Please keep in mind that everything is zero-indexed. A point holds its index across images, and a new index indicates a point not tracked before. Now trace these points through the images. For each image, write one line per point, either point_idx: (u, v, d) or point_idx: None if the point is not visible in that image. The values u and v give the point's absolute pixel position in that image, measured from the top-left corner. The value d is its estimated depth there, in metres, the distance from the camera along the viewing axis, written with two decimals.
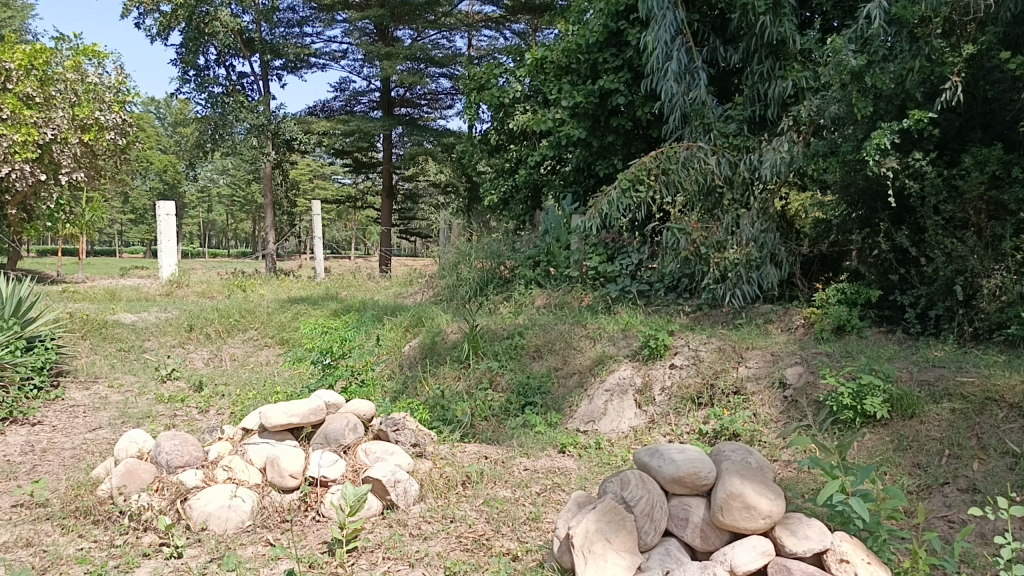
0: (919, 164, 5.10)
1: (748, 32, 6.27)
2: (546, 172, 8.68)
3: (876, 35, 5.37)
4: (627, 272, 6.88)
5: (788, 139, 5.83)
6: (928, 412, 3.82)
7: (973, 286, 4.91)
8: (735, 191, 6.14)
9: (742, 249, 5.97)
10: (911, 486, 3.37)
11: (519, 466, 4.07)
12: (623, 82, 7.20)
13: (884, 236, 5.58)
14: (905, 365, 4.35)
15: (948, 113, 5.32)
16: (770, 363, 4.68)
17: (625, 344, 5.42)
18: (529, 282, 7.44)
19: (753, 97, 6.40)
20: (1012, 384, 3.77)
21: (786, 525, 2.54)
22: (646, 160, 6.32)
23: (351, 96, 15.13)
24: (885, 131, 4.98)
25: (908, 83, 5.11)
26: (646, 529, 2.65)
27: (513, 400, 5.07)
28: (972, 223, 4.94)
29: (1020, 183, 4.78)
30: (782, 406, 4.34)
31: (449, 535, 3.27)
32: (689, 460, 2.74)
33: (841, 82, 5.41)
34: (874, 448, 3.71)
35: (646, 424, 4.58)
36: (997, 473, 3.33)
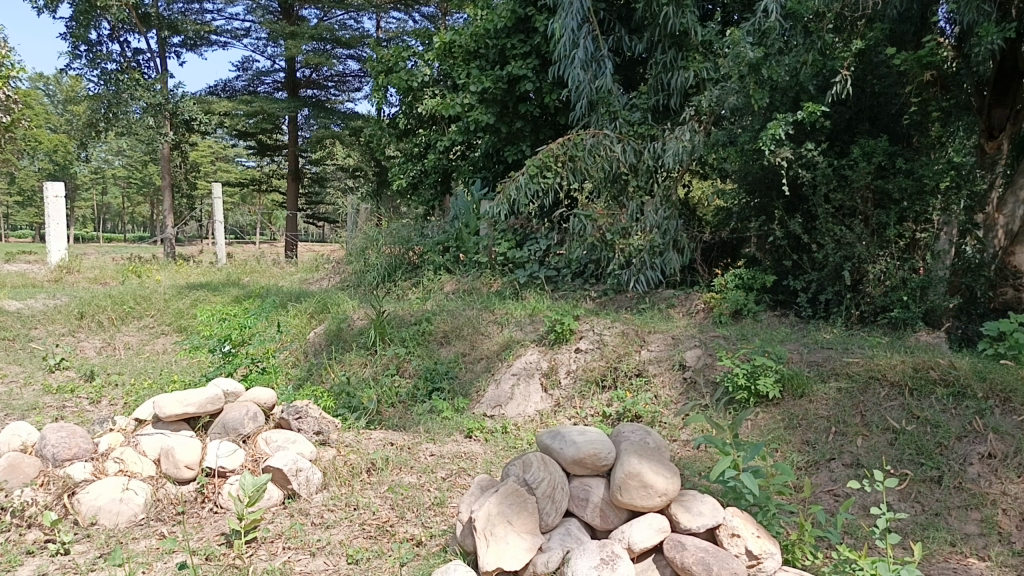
0: (811, 154, 5.27)
1: (652, 23, 6.38)
2: (456, 157, 8.61)
3: (773, 28, 5.52)
4: (536, 258, 6.94)
5: (690, 129, 6.02)
6: (817, 391, 3.99)
7: (860, 271, 5.18)
8: (640, 178, 6.28)
9: (646, 235, 6.14)
10: (801, 462, 3.54)
11: (426, 451, 4.06)
12: (531, 68, 7.28)
13: (779, 223, 5.77)
14: (796, 347, 4.52)
15: (839, 106, 5.53)
16: (671, 346, 4.81)
17: (532, 329, 5.47)
18: (438, 267, 7.39)
19: (656, 86, 6.54)
20: (894, 363, 3.95)
21: (681, 502, 2.62)
22: (553, 146, 6.39)
23: (254, 76, 14.75)
24: (780, 121, 5.16)
25: (802, 76, 5.31)
26: (547, 510, 2.68)
27: (420, 386, 5.05)
28: (860, 212, 5.21)
29: (903, 174, 5.09)
30: (681, 387, 4.47)
31: (352, 523, 3.24)
32: (590, 442, 2.79)
33: (740, 74, 5.55)
34: (766, 426, 3.87)
35: (551, 407, 4.64)
36: (878, 449, 3.52)
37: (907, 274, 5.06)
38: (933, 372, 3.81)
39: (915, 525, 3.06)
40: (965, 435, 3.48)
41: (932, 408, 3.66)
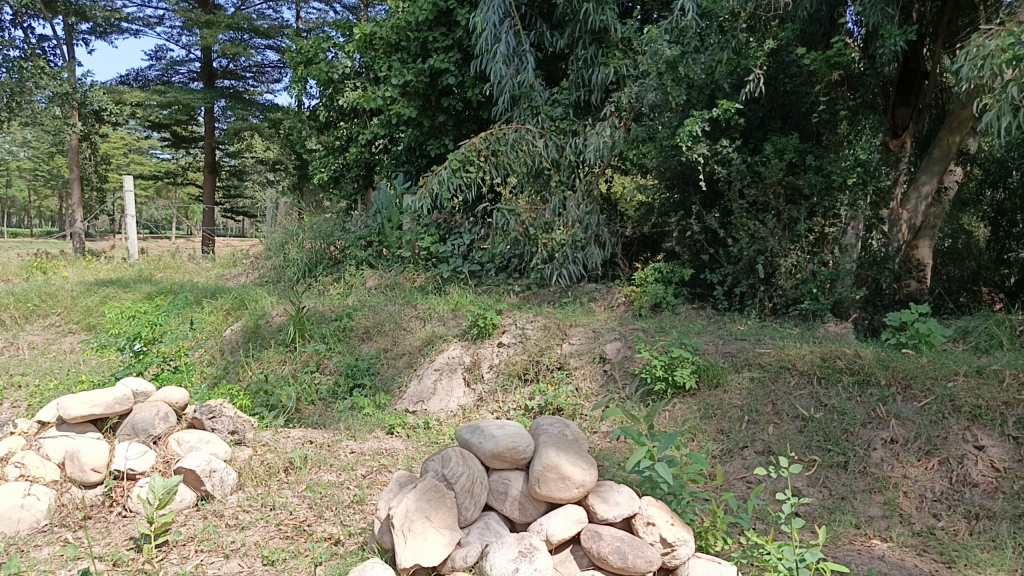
0: (726, 150, 5.39)
1: (572, 19, 6.42)
2: (378, 151, 8.47)
3: (689, 26, 5.59)
4: (459, 252, 6.89)
5: (611, 125, 6.11)
6: (731, 381, 4.09)
7: (772, 265, 5.34)
8: (562, 173, 6.35)
9: (568, 230, 6.21)
10: (715, 450, 3.64)
11: (346, 449, 4.01)
12: (453, 62, 7.23)
13: (696, 218, 5.90)
14: (712, 339, 4.63)
15: (753, 104, 5.67)
16: (592, 339, 4.86)
17: (455, 324, 5.45)
18: (361, 262, 7.29)
19: (578, 82, 6.57)
20: (803, 353, 4.07)
21: (598, 493, 2.65)
22: (475, 140, 6.38)
23: (168, 65, 14.25)
24: (697, 118, 5.26)
25: (717, 75, 5.43)
26: (466, 505, 2.67)
27: (340, 382, 4.97)
28: (773, 207, 5.37)
29: (812, 170, 5.26)
30: (602, 379, 4.52)
31: (268, 523, 3.17)
32: (508, 436, 2.78)
33: (658, 71, 5.67)
34: (682, 416, 3.95)
35: (474, 402, 4.64)
36: (789, 436, 3.64)
37: (816, 267, 5.25)
38: (840, 361, 3.94)
39: (822, 509, 3.18)
40: (870, 421, 3.60)
41: (839, 396, 3.79)
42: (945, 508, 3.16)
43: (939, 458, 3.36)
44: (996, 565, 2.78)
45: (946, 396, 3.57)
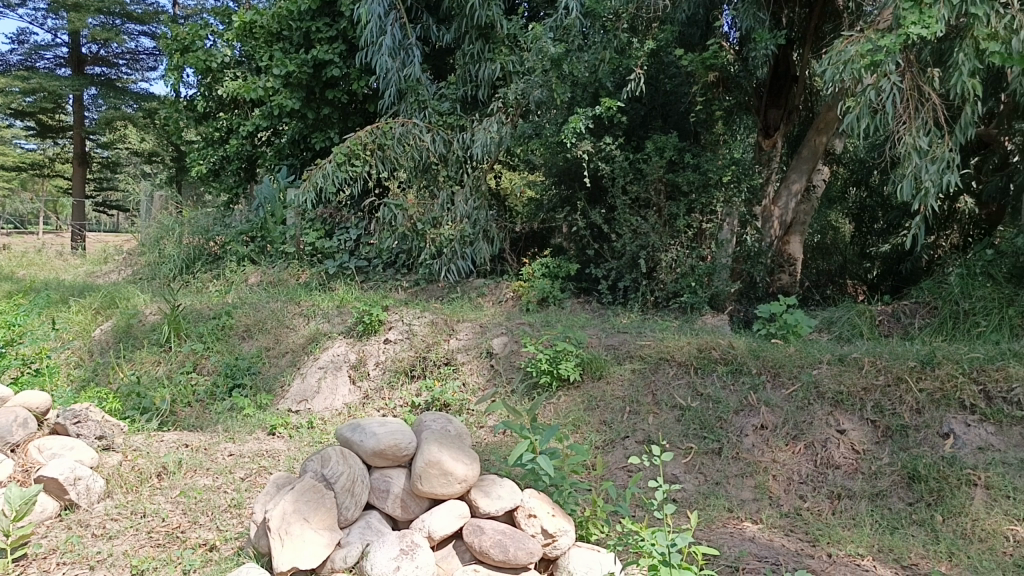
0: (609, 148, 5.51)
1: (459, 14, 6.40)
2: (261, 143, 8.14)
3: (573, 25, 5.66)
4: (346, 248, 6.73)
5: (497, 121, 6.09)
6: (613, 372, 4.18)
7: (654, 259, 5.50)
8: (449, 168, 6.33)
9: (457, 225, 6.20)
10: (598, 441, 3.73)
11: (224, 451, 3.87)
12: (337, 53, 7.11)
13: (581, 214, 5.99)
14: (596, 332, 4.71)
15: (635, 103, 5.80)
16: (479, 334, 4.84)
17: (340, 320, 5.34)
18: (242, 258, 7.04)
19: (464, 77, 6.54)
20: (681, 344, 4.19)
21: (480, 487, 2.63)
22: (361, 134, 6.26)
23: (31, 50, 13.37)
24: (581, 116, 5.35)
25: (600, 73, 5.53)
26: (346, 505, 2.62)
27: (219, 383, 4.80)
28: (654, 203, 5.53)
29: (690, 168, 5.50)
30: (488, 374, 4.52)
31: (138, 531, 3.02)
32: (390, 433, 2.73)
33: (543, 68, 5.69)
34: (567, 409, 4.02)
35: (359, 400, 4.58)
36: (667, 426, 3.75)
37: (695, 261, 5.44)
38: (715, 352, 4.07)
39: (698, 494, 3.31)
40: (742, 409, 3.75)
41: (714, 385, 3.93)
42: (810, 489, 3.34)
43: (805, 442, 3.54)
44: (855, 541, 2.96)
45: (811, 382, 3.74)
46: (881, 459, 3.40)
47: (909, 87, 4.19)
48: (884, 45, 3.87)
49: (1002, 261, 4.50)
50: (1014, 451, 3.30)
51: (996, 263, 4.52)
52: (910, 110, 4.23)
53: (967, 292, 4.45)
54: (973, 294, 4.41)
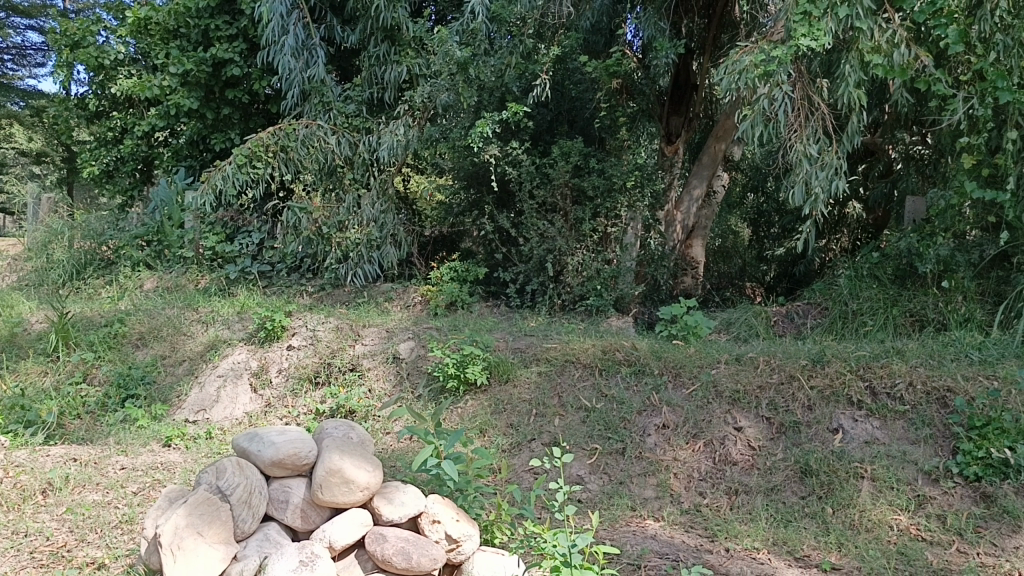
0: (517, 152, 5.52)
1: (363, 15, 6.32)
2: (158, 144, 7.82)
3: (478, 29, 5.60)
4: (249, 252, 6.52)
5: (404, 123, 6.03)
6: (520, 375, 4.17)
7: (560, 263, 5.57)
8: (356, 171, 6.23)
9: (363, 228, 6.11)
10: (504, 444, 3.75)
11: (115, 465, 3.70)
12: (238, 52, 6.92)
13: (489, 218, 6.00)
14: (503, 335, 4.71)
15: (541, 108, 5.85)
16: (385, 339, 4.75)
17: (241, 327, 5.18)
18: (137, 263, 6.76)
19: (370, 79, 6.42)
20: (586, 346, 4.23)
21: (383, 494, 2.59)
22: (263, 135, 6.09)
23: None
24: (488, 120, 5.37)
25: (507, 78, 5.54)
26: (243, 517, 2.55)
27: (111, 394, 4.59)
28: (560, 207, 5.60)
29: (595, 173, 5.58)
30: (395, 380, 4.45)
31: (19, 552, 2.85)
32: (290, 441, 2.65)
33: (450, 71, 5.68)
34: (474, 413, 4.00)
35: (261, 408, 4.46)
36: (572, 427, 3.79)
37: (600, 265, 5.52)
38: (619, 354, 4.13)
39: (602, 495, 3.37)
40: (645, 409, 3.82)
41: (617, 386, 3.98)
42: (709, 486, 3.43)
43: (704, 440, 3.62)
44: (751, 536, 3.06)
45: (710, 382, 3.85)
46: (775, 454, 3.52)
47: (800, 97, 4.36)
48: (776, 56, 4.04)
49: (886, 264, 4.72)
50: (897, 444, 3.46)
51: (882, 265, 4.74)
52: (801, 119, 4.40)
53: (855, 293, 4.66)
54: (861, 295, 4.62)
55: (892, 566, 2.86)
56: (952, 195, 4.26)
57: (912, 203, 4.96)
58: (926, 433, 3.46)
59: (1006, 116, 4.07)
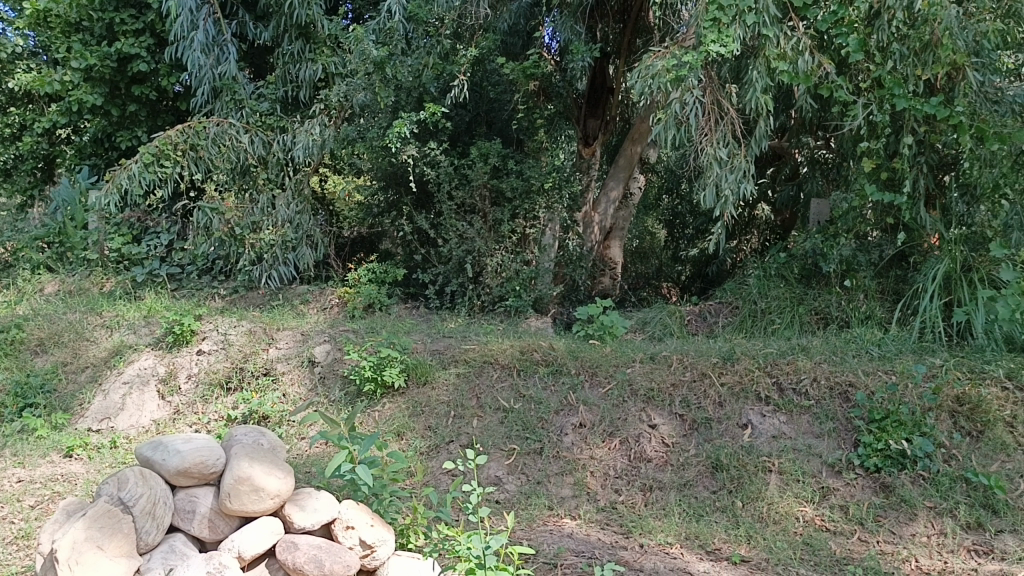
0: (434, 153, 5.53)
1: (276, 11, 6.18)
2: (59, 141, 7.49)
3: (395, 28, 5.58)
4: (157, 254, 6.32)
5: (320, 122, 5.92)
6: (438, 377, 4.14)
7: (480, 264, 5.55)
8: (270, 171, 6.07)
9: (277, 230, 5.98)
10: (422, 447, 3.74)
11: (11, 478, 3.51)
12: (145, 47, 6.67)
13: (407, 218, 5.94)
14: (421, 337, 4.67)
15: (460, 109, 5.85)
16: (300, 343, 4.65)
17: (148, 332, 4.99)
18: (36, 266, 6.32)
19: (284, 77, 6.29)
20: (504, 347, 4.24)
21: (294, 501, 2.54)
22: (171, 133, 5.90)
23: None
24: (405, 120, 5.32)
25: (424, 79, 5.51)
26: (147, 529, 2.45)
27: (7, 403, 4.36)
28: (479, 209, 5.60)
29: (514, 174, 5.64)
30: (310, 384, 4.37)
31: None
32: (196, 449, 2.56)
33: (366, 70, 5.62)
34: (391, 416, 3.96)
35: (169, 415, 4.32)
36: (491, 428, 3.80)
37: (519, 266, 5.55)
38: (536, 354, 4.15)
39: (520, 495, 3.38)
40: (562, 409, 3.85)
41: (535, 386, 4.00)
42: (625, 483, 3.48)
43: (620, 438, 3.68)
44: (664, 531, 3.13)
45: (625, 381, 3.91)
46: (688, 450, 3.59)
47: (710, 101, 4.48)
48: (688, 61, 4.14)
49: (793, 263, 4.88)
50: (802, 438, 3.58)
51: (789, 265, 4.90)
52: (711, 123, 4.52)
53: (763, 292, 4.81)
54: (769, 294, 4.77)
55: (798, 556, 2.97)
56: (854, 197, 4.43)
57: (816, 206, 5.13)
58: (829, 427, 3.59)
59: (902, 122, 4.26)
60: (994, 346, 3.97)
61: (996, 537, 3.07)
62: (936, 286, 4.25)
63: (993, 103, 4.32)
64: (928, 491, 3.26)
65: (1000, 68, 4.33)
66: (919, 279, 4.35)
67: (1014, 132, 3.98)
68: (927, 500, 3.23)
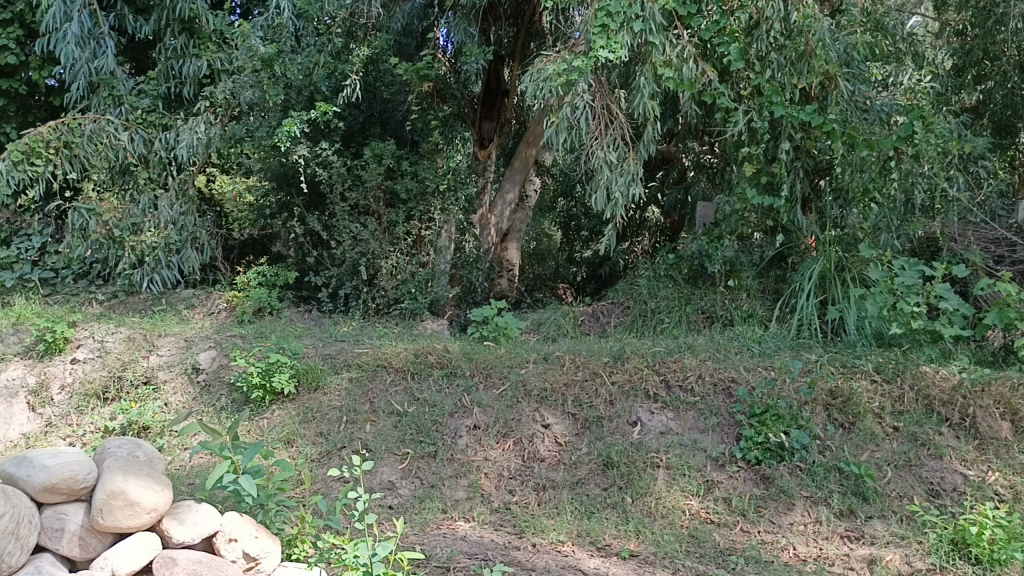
0: (327, 153, 5.39)
1: (158, 4, 5.93)
2: None
3: (284, 25, 5.40)
4: (28, 258, 5.92)
5: (205, 120, 5.72)
6: (330, 383, 4.06)
7: (374, 267, 5.46)
8: (151, 170, 5.85)
9: (160, 232, 5.74)
10: (313, 454, 3.66)
11: None
12: (14, 39, 6.27)
13: (299, 220, 5.81)
14: (312, 341, 4.56)
15: (353, 109, 5.82)
16: (183, 349, 4.47)
17: (16, 340, 4.69)
18: None
19: (167, 72, 6.02)
20: (398, 350, 4.19)
21: (173, 515, 2.44)
22: (42, 130, 5.53)
23: None
24: (295, 119, 5.19)
25: (315, 78, 5.45)
26: (10, 550, 2.28)
27: None
28: (373, 210, 5.53)
29: (408, 176, 5.60)
30: (195, 392, 4.21)
31: None
32: (65, 463, 2.42)
33: (253, 67, 5.41)
34: (281, 423, 3.86)
35: (41, 428, 4.08)
36: (384, 432, 3.75)
37: (415, 268, 5.49)
38: (431, 357, 4.12)
39: (413, 499, 3.36)
40: (456, 411, 3.83)
41: (430, 389, 3.97)
42: (518, 484, 3.50)
43: (514, 438, 3.69)
44: (556, 529, 3.18)
45: (519, 381, 3.92)
46: (580, 449, 3.64)
47: (601, 106, 4.56)
48: (578, 65, 4.21)
49: (682, 264, 5.03)
50: (689, 433, 3.69)
51: (677, 265, 5.05)
52: (601, 127, 4.59)
53: (653, 293, 4.94)
54: (658, 295, 4.90)
55: (685, 549, 3.07)
56: (736, 200, 4.60)
57: (701, 208, 5.28)
58: (713, 422, 3.70)
59: (781, 129, 4.43)
60: (864, 341, 4.19)
61: (866, 523, 3.25)
62: (812, 285, 4.46)
63: (863, 111, 4.58)
64: (805, 481, 3.42)
65: (869, 79, 4.58)
66: (797, 279, 4.56)
67: (881, 139, 4.24)
68: (803, 490, 3.38)
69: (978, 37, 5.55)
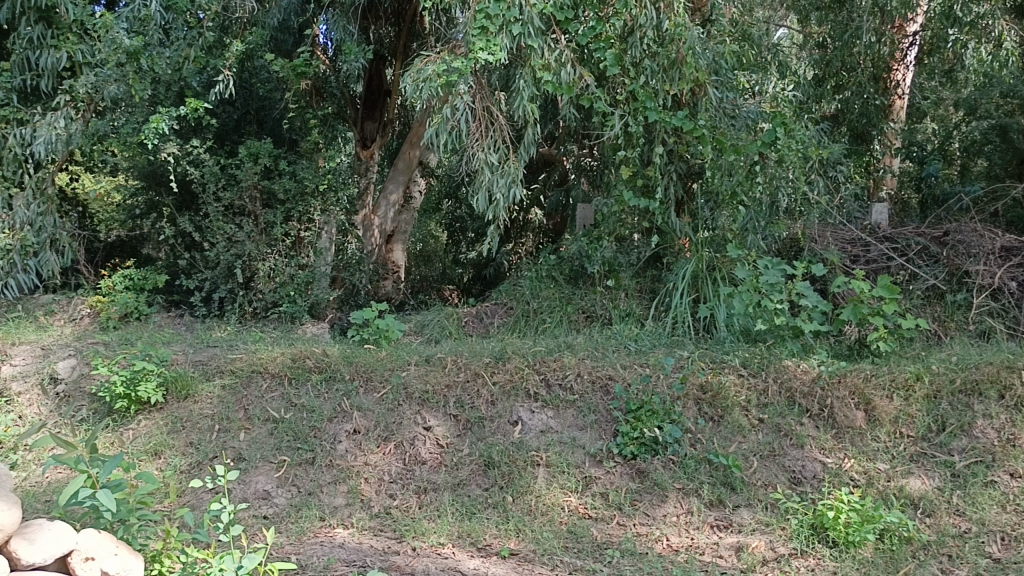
0: (197, 151, 5.21)
1: None
2: None
3: (150, 17, 5.10)
4: None
5: (64, 115, 5.24)
6: (201, 390, 3.90)
7: (250, 269, 5.28)
8: (5, 168, 5.34)
9: (13, 232, 5.35)
10: (183, 465, 3.54)
11: None
12: None
13: (169, 221, 5.56)
14: (182, 347, 4.37)
15: (227, 105, 5.62)
16: (40, 358, 4.22)
17: None
18: None
19: (21, 64, 5.58)
20: (274, 355, 4.07)
21: (20, 535, 2.28)
22: None
23: None
24: (163, 115, 4.96)
25: (185, 72, 5.23)
26: None
27: None
28: (248, 210, 5.33)
29: (285, 176, 5.45)
30: (53, 403, 3.96)
31: None
32: None
33: (117, 60, 5.01)
34: (147, 434, 3.71)
35: None
36: (259, 440, 3.64)
37: (294, 270, 5.35)
38: (309, 361, 4.02)
39: (290, 508, 3.30)
40: (335, 416, 3.75)
41: (307, 395, 3.86)
42: (399, 487, 3.46)
43: (395, 442, 3.65)
44: (436, 532, 3.17)
45: (400, 384, 3.88)
46: (461, 450, 3.64)
47: (481, 107, 4.58)
48: (457, 67, 4.21)
49: (562, 265, 5.14)
50: (568, 431, 3.74)
51: (559, 266, 5.14)
52: (481, 128, 4.61)
53: (535, 293, 5.01)
54: (540, 295, 4.98)
55: (562, 545, 3.12)
56: (614, 202, 4.70)
57: (581, 210, 5.37)
58: (592, 419, 3.77)
59: (654, 133, 4.58)
60: (732, 337, 4.38)
61: (734, 511, 3.39)
62: (684, 284, 4.62)
63: (731, 118, 4.76)
64: (677, 473, 3.53)
65: (736, 86, 4.78)
66: (671, 278, 4.71)
67: (746, 145, 4.44)
68: (676, 482, 3.50)
69: (837, 48, 5.87)
